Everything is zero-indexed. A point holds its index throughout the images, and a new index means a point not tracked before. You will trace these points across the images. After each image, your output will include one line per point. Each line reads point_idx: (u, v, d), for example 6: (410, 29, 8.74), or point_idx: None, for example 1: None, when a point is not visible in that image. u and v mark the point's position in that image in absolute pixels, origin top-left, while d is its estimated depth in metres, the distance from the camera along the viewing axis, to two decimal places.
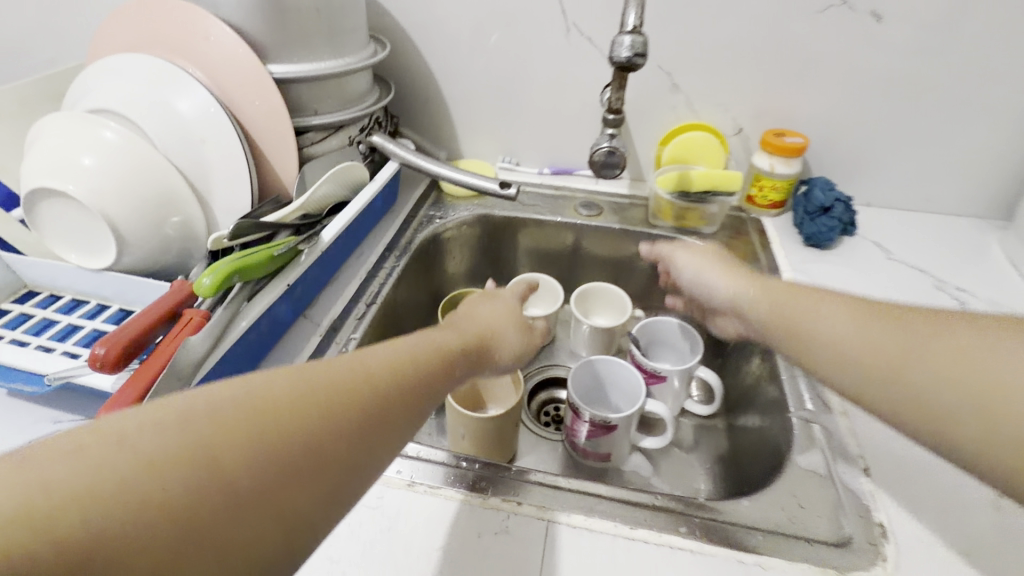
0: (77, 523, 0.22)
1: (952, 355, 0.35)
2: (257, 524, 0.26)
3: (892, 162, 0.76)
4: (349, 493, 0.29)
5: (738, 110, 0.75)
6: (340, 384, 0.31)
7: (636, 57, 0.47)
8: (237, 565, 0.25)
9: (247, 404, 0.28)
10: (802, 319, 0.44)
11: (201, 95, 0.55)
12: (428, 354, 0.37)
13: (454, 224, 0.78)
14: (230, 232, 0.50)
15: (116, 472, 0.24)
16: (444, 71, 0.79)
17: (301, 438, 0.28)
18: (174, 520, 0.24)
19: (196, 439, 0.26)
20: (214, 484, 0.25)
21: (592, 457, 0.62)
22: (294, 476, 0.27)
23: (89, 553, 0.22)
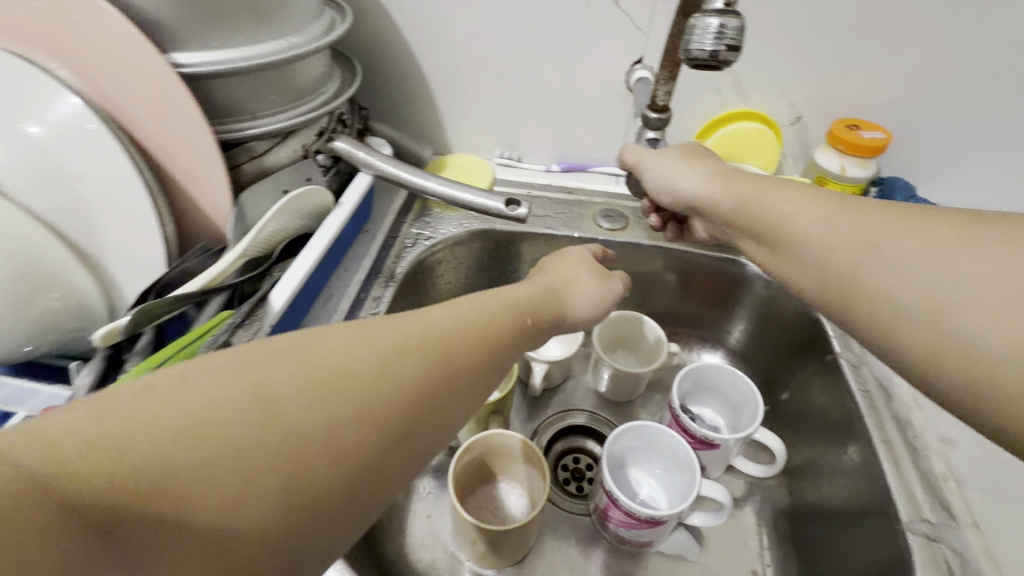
0: (143, 459, 0.20)
1: (870, 246, 0.33)
2: (332, 464, 0.24)
3: (981, 157, 0.62)
4: (416, 444, 0.27)
5: (799, 94, 0.60)
6: (401, 337, 0.28)
7: (728, 51, 0.32)
8: (309, 506, 0.23)
9: (308, 351, 0.26)
10: (762, 211, 0.40)
11: (74, 106, 0.38)
12: (491, 313, 0.34)
13: (445, 243, 0.61)
14: (126, 323, 0.36)
15: (183, 408, 0.22)
16: (424, 44, 0.61)
17: (367, 384, 0.26)
18: (247, 459, 0.22)
19: (255, 382, 0.24)
20: (279, 425, 0.23)
21: (629, 543, 0.51)
22: (369, 418, 0.26)
23: (161, 492, 0.20)
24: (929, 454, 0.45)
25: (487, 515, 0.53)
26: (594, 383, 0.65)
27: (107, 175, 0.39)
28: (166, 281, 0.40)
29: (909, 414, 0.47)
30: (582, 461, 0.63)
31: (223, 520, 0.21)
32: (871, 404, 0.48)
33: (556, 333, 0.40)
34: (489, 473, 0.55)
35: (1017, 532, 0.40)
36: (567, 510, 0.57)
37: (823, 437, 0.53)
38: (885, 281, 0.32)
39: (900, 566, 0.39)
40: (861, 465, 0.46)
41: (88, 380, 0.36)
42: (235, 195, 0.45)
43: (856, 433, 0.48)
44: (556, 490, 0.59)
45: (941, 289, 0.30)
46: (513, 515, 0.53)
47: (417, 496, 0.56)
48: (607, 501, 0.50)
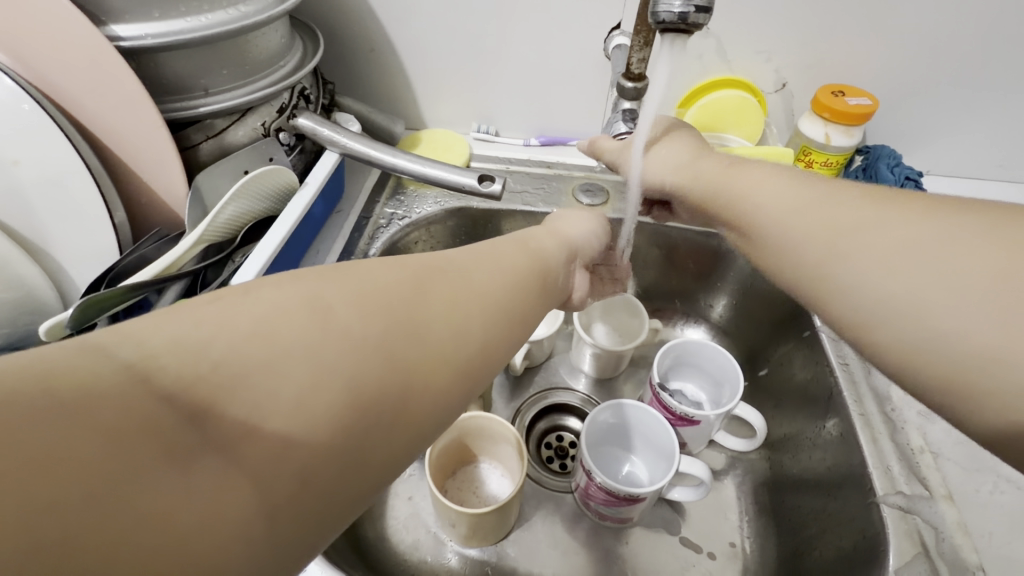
0: (218, 357, 0.19)
1: (844, 240, 0.31)
2: (407, 376, 0.23)
3: (969, 122, 0.61)
4: (472, 363, 0.26)
5: (784, 59, 0.58)
6: (436, 265, 0.28)
7: (698, 14, 0.30)
8: (378, 416, 0.22)
9: (356, 272, 0.25)
10: (738, 197, 0.38)
11: (6, 87, 0.36)
12: (512, 253, 0.33)
13: (420, 222, 0.60)
14: (72, 314, 0.34)
15: (247, 316, 0.20)
16: (391, 11, 0.58)
17: (417, 304, 0.25)
18: (315, 361, 0.20)
19: (318, 294, 0.23)
20: (340, 333, 0.22)
21: (609, 519, 0.51)
22: (432, 334, 0.24)
23: (233, 388, 0.18)
24: (907, 427, 0.45)
25: (468, 495, 0.53)
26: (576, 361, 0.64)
27: (49, 159, 0.37)
28: (120, 268, 0.38)
29: (886, 388, 0.47)
30: (565, 438, 0.62)
31: (300, 421, 0.19)
32: (850, 377, 0.48)
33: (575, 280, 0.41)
34: (470, 454, 0.54)
35: (985, 505, 0.41)
36: (549, 488, 0.57)
37: (803, 410, 0.53)
38: (869, 282, 0.29)
39: (874, 539, 0.40)
40: (839, 439, 0.46)
41: None
42: (192, 177, 0.44)
43: (835, 406, 0.48)
44: (538, 469, 0.58)
45: (922, 295, 0.27)
46: (493, 494, 0.53)
47: (399, 479, 0.56)
48: (586, 479, 0.50)
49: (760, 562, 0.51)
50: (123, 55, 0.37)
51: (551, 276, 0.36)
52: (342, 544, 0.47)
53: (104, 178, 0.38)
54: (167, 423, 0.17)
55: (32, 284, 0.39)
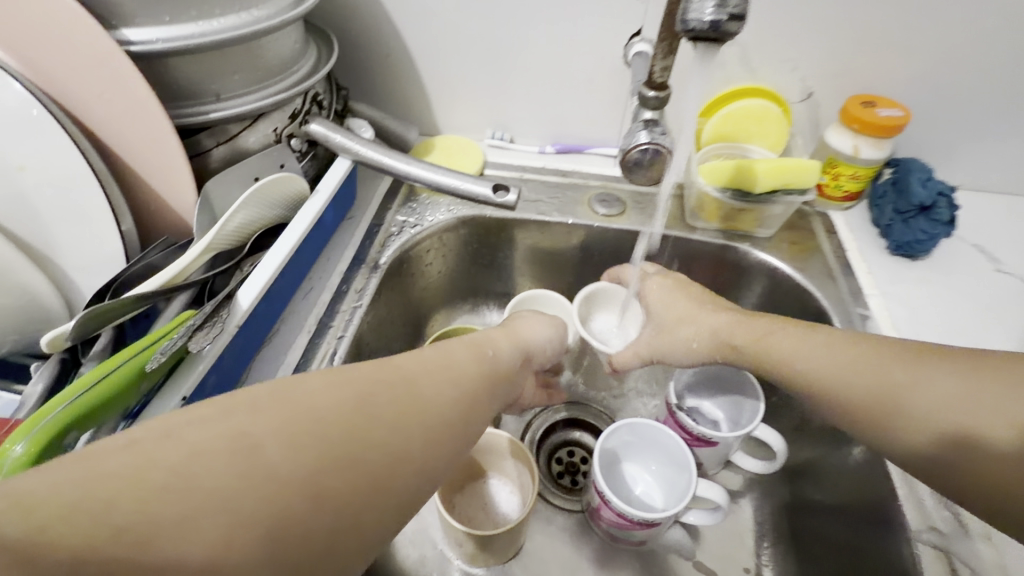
0: (121, 520, 0.18)
1: (885, 379, 0.34)
2: (321, 519, 0.22)
3: (1007, 134, 0.58)
4: (406, 489, 0.25)
5: (810, 68, 0.56)
6: (378, 374, 0.28)
7: (730, 22, 0.28)
8: (293, 562, 0.21)
9: (287, 393, 0.24)
10: (782, 347, 0.39)
11: (13, 91, 0.35)
12: (465, 358, 0.33)
13: (432, 231, 0.58)
14: (75, 326, 0.32)
15: (162, 465, 0.20)
16: (406, 16, 0.57)
17: (348, 424, 0.25)
18: (228, 511, 0.20)
19: (238, 428, 0.22)
20: (258, 475, 0.21)
21: (622, 541, 0.50)
22: (358, 466, 0.24)
23: (130, 552, 0.18)
24: None
25: (476, 515, 0.51)
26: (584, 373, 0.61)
27: (58, 166, 0.36)
28: (127, 276, 0.38)
29: None
30: (577, 455, 0.60)
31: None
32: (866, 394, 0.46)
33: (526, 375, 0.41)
34: (478, 469, 0.53)
35: None
36: (560, 506, 0.55)
37: (827, 433, 0.50)
38: (927, 409, 0.32)
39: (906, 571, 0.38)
40: (868, 467, 0.44)
41: (42, 386, 0.33)
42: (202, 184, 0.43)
43: None
44: (549, 486, 0.57)
45: (955, 412, 0.31)
46: (503, 514, 0.51)
47: None
48: (600, 500, 0.48)
49: None
50: (134, 59, 0.36)
51: (504, 377, 0.35)
52: None
53: (112, 186, 0.37)
54: None
55: (36, 291, 0.38)
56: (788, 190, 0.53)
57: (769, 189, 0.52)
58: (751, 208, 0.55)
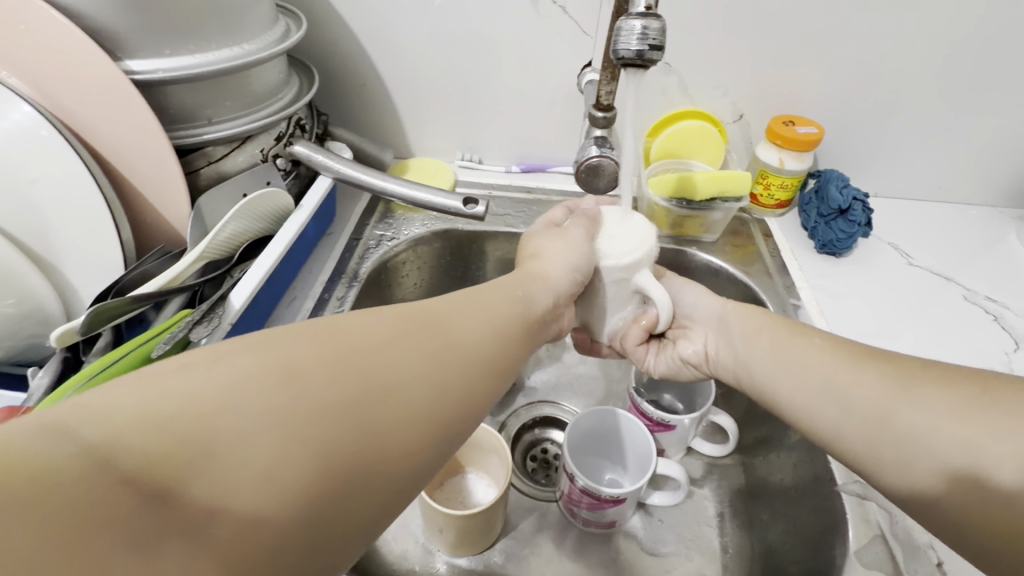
0: (191, 431, 0.20)
1: (878, 397, 0.33)
2: (367, 441, 0.24)
3: (909, 148, 0.67)
4: (443, 419, 0.28)
5: (739, 94, 0.64)
6: (409, 317, 0.30)
7: (652, 52, 0.35)
8: (345, 480, 0.23)
9: (331, 334, 0.27)
10: (786, 352, 0.39)
11: (25, 113, 0.40)
12: (499, 301, 0.35)
13: (407, 243, 0.63)
14: (81, 323, 0.37)
15: (220, 387, 0.22)
16: (381, 51, 0.63)
17: (387, 359, 0.27)
18: (285, 432, 0.22)
19: (287, 360, 0.24)
20: (310, 400, 0.23)
21: (594, 524, 0.52)
22: (399, 394, 0.26)
23: (201, 459, 0.20)
24: None
25: (454, 505, 0.53)
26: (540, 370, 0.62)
27: (66, 180, 0.41)
28: (124, 282, 0.41)
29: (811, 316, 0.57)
30: (549, 450, 0.64)
31: (272, 491, 0.21)
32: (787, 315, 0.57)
33: (553, 324, 0.40)
34: (457, 464, 0.55)
35: None
36: (535, 497, 0.58)
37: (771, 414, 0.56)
38: (913, 427, 0.31)
39: (832, 516, 0.44)
40: (805, 440, 0.50)
41: (46, 380, 0.38)
42: (194, 199, 0.46)
43: None
44: (523, 479, 0.60)
45: (942, 431, 0.30)
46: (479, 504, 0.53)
47: None
48: (571, 486, 0.51)
49: (737, 560, 0.53)
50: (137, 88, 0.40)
51: (537, 323, 0.37)
52: None
53: (115, 202, 0.42)
54: (134, 501, 0.18)
55: (40, 296, 0.42)
56: (725, 197, 0.60)
57: (709, 197, 0.59)
58: (695, 214, 0.62)
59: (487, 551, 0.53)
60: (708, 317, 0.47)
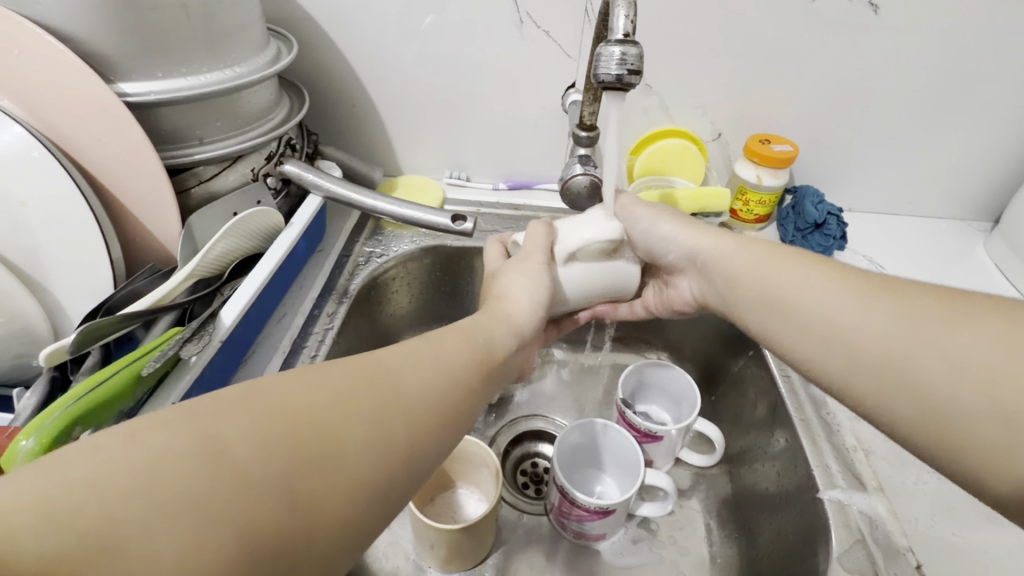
0: (92, 525, 0.19)
1: (910, 331, 0.32)
2: (297, 514, 0.24)
3: (879, 165, 0.70)
4: (385, 479, 0.27)
5: (718, 114, 0.66)
6: (355, 373, 0.29)
7: (630, 76, 0.37)
8: (269, 556, 0.23)
9: (261, 396, 0.25)
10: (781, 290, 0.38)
11: (16, 134, 0.40)
12: (452, 347, 0.34)
13: (396, 260, 0.63)
14: (70, 343, 0.37)
15: (127, 470, 0.21)
16: (370, 71, 0.64)
17: (323, 421, 0.26)
18: (199, 512, 0.21)
19: (208, 432, 0.23)
20: (230, 476, 0.22)
21: (586, 537, 0.52)
22: (331, 459, 0.25)
23: (100, 553, 0.19)
24: (841, 429, 0.51)
25: (445, 520, 0.53)
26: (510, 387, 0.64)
27: (55, 199, 0.41)
28: (115, 301, 0.41)
29: None
30: (539, 463, 0.64)
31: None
32: None
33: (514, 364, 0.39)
34: (447, 479, 0.55)
35: (912, 494, 0.47)
36: (525, 512, 0.58)
37: (755, 422, 0.57)
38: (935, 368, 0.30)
39: (813, 524, 0.45)
40: (787, 448, 0.51)
41: (34, 400, 0.38)
42: (185, 218, 0.47)
43: (782, 419, 0.53)
44: (513, 493, 0.60)
45: (960, 356, 0.30)
46: (470, 518, 0.53)
47: None
48: (561, 498, 0.51)
49: (725, 569, 0.53)
50: (129, 109, 0.41)
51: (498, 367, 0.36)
52: None
53: (106, 222, 0.42)
54: None
55: (28, 315, 0.42)
56: (706, 213, 0.62)
57: (690, 213, 0.61)
58: None
59: (477, 566, 0.53)
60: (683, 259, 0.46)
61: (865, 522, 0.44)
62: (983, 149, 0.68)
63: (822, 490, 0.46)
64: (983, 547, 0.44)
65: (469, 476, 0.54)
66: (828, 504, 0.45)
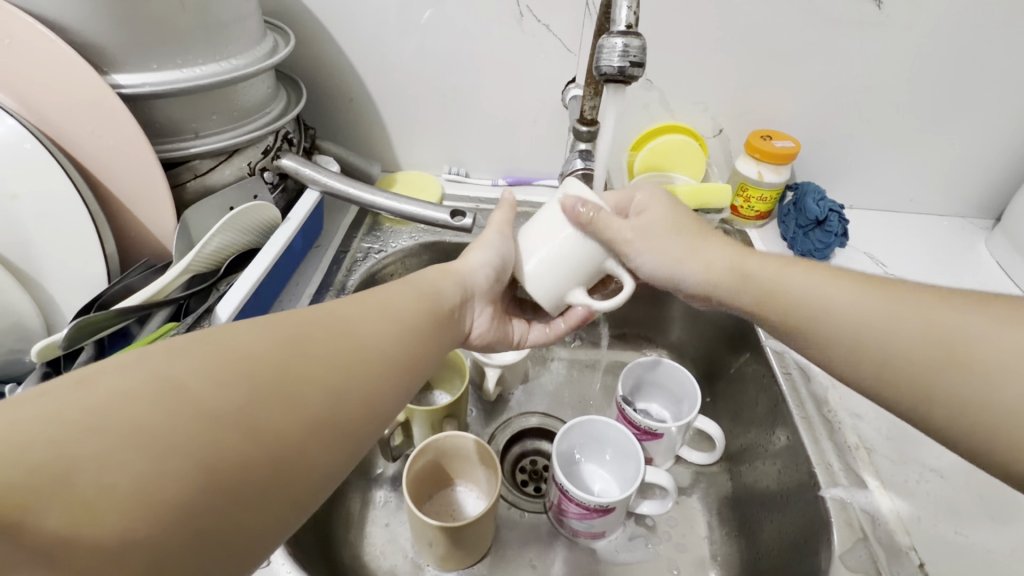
0: (56, 455, 0.20)
1: (931, 347, 0.32)
2: (258, 449, 0.25)
3: (881, 162, 0.70)
4: (344, 420, 0.29)
5: (719, 110, 0.66)
6: (311, 327, 0.30)
7: (633, 68, 0.36)
8: (231, 492, 0.23)
9: (217, 341, 0.27)
10: (817, 307, 0.37)
11: (8, 126, 0.40)
12: (402, 306, 0.35)
13: (395, 255, 0.63)
14: (62, 337, 0.37)
15: (85, 403, 0.21)
16: (368, 64, 0.63)
17: (281, 365, 0.27)
18: (159, 443, 0.22)
19: (165, 373, 0.24)
20: (193, 408, 0.23)
21: (584, 535, 0.52)
22: (287, 399, 0.27)
23: (64, 477, 0.20)
24: (843, 428, 0.51)
25: (443, 517, 0.52)
26: (512, 381, 0.65)
27: (48, 192, 0.40)
28: (108, 295, 0.41)
29: None
30: (538, 461, 0.64)
31: (149, 506, 0.21)
32: None
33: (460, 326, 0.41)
34: (445, 477, 0.54)
35: (914, 492, 0.47)
36: (525, 509, 0.57)
37: (756, 419, 0.57)
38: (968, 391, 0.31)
39: (814, 521, 0.45)
40: (788, 447, 0.51)
41: None
42: (181, 213, 0.46)
43: (782, 417, 0.52)
44: (512, 491, 0.59)
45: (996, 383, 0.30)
46: (468, 516, 0.52)
47: (377, 504, 0.56)
48: (561, 496, 0.51)
49: (725, 568, 0.53)
50: (124, 101, 0.41)
51: (443, 325, 0.38)
52: (318, 560, 0.48)
53: (100, 216, 0.41)
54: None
55: (22, 310, 0.42)
56: (707, 209, 0.62)
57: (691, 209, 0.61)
58: None
59: (475, 564, 0.52)
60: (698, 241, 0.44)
61: (866, 521, 0.43)
62: (985, 146, 0.67)
63: (824, 488, 0.46)
64: (988, 547, 0.44)
65: (467, 473, 0.54)
66: (830, 503, 0.45)
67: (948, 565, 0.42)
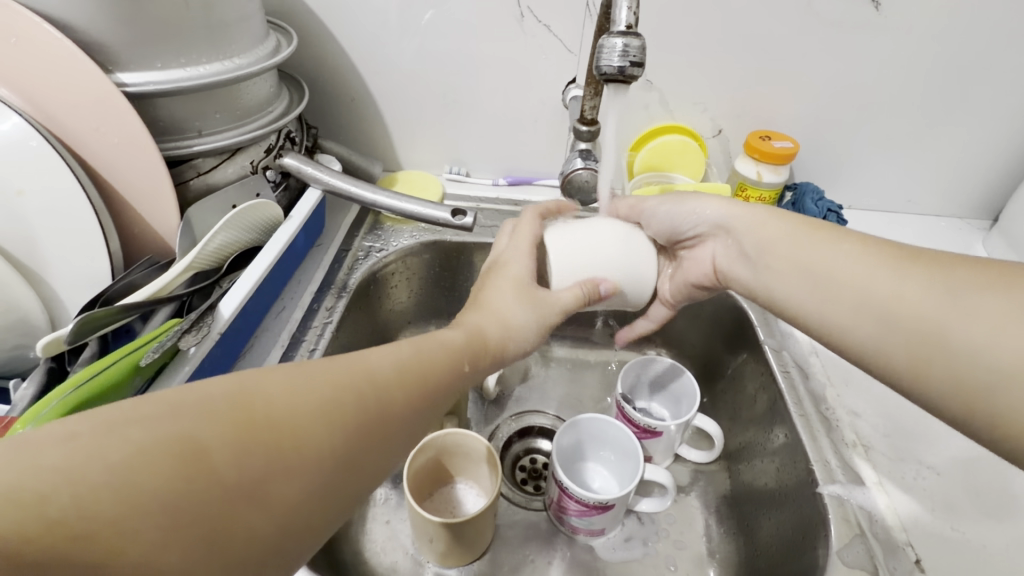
0: (64, 521, 0.18)
1: (923, 296, 0.33)
2: (271, 524, 0.23)
3: (879, 162, 0.70)
4: (357, 494, 0.27)
5: (719, 110, 0.66)
6: (351, 385, 0.28)
7: (632, 68, 0.36)
8: (235, 571, 0.22)
9: (255, 396, 0.24)
10: (811, 263, 0.39)
11: (14, 124, 0.40)
12: (438, 364, 0.33)
13: (396, 254, 0.63)
14: (67, 332, 0.37)
15: (105, 462, 0.19)
16: (370, 64, 0.64)
17: (313, 430, 0.25)
18: (177, 518, 0.20)
19: (194, 434, 0.22)
20: (218, 481, 0.22)
21: (584, 532, 0.52)
22: (313, 473, 0.25)
23: (72, 551, 0.18)
24: (840, 425, 0.51)
25: (443, 513, 0.53)
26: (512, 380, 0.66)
27: (54, 189, 0.41)
28: (112, 292, 0.41)
29: None
30: (537, 459, 0.64)
31: None
32: None
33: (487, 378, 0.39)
34: (446, 474, 0.54)
35: (911, 489, 0.47)
36: (524, 507, 0.58)
37: (754, 418, 0.57)
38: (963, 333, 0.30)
39: (812, 516, 0.45)
40: (786, 444, 0.51)
41: (31, 391, 0.38)
42: (184, 211, 0.47)
43: (781, 415, 0.53)
44: (512, 488, 0.60)
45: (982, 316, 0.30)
46: (468, 512, 0.53)
47: (377, 500, 0.57)
48: (561, 492, 0.51)
49: (724, 565, 0.53)
50: (128, 99, 0.41)
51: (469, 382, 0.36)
52: (318, 555, 0.48)
53: (104, 212, 0.42)
54: None
55: (26, 307, 0.42)
56: None
57: None
58: None
59: (475, 561, 0.52)
60: (711, 227, 0.47)
61: (863, 517, 0.44)
62: (982, 147, 0.68)
63: (822, 484, 0.46)
64: (985, 544, 0.44)
65: (467, 469, 0.54)
66: (827, 498, 0.45)
67: (945, 561, 0.42)
